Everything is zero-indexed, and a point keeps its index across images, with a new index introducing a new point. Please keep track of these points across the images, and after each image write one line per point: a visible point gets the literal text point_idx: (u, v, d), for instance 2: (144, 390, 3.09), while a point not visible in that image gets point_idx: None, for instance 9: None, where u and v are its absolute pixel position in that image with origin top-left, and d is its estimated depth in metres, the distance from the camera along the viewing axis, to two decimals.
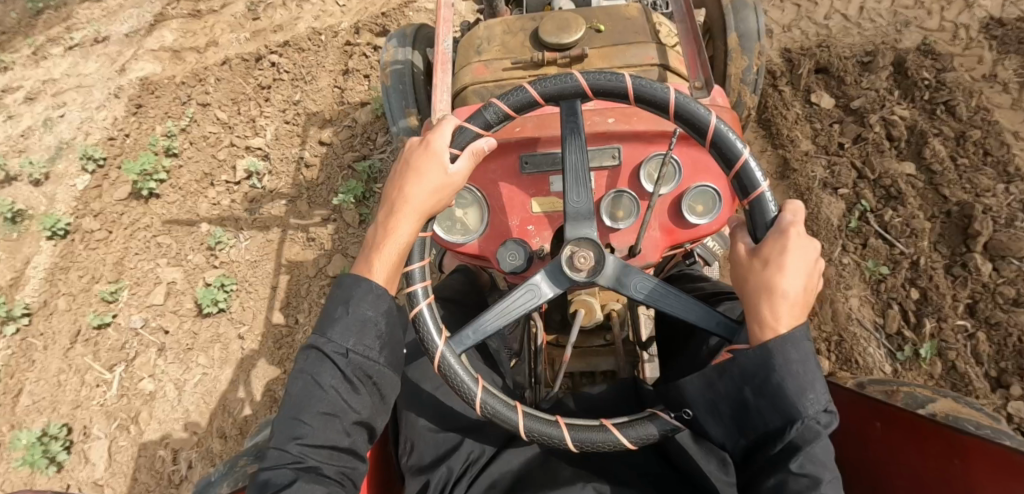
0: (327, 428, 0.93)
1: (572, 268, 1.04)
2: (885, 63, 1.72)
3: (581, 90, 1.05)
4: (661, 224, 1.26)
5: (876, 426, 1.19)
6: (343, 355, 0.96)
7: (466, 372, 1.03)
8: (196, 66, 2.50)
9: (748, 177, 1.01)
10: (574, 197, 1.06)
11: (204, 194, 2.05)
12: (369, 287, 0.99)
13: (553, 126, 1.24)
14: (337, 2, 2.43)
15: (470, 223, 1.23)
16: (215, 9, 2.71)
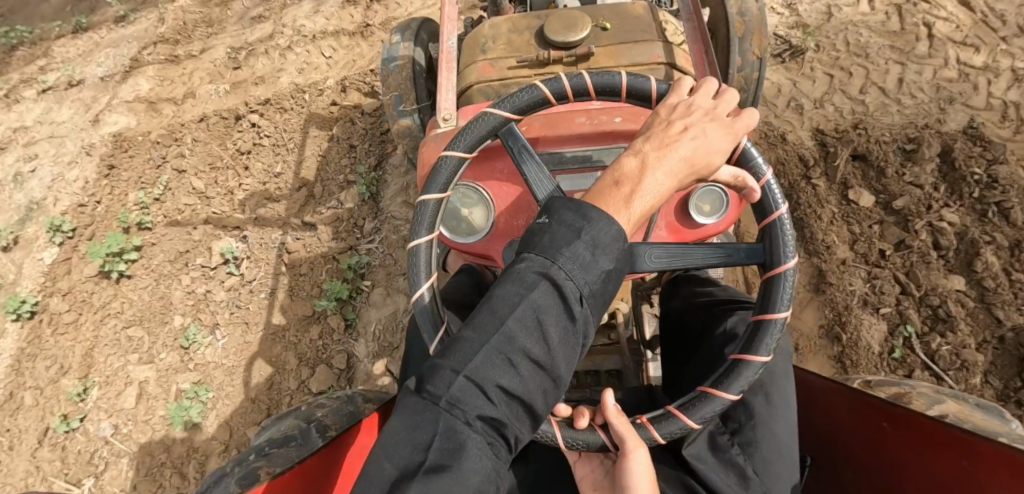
0: (530, 379, 0.73)
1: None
2: (931, 153, 1.54)
3: (625, 85, 0.99)
4: (669, 225, 1.13)
5: (882, 427, 1.05)
6: (575, 302, 0.75)
7: None
8: (173, 121, 2.33)
9: (777, 249, 0.91)
10: (653, 259, 0.92)
11: (178, 279, 1.88)
12: (616, 230, 0.78)
13: (563, 124, 1.14)
14: (323, 54, 2.25)
15: (475, 223, 1.10)
16: (193, 53, 2.53)
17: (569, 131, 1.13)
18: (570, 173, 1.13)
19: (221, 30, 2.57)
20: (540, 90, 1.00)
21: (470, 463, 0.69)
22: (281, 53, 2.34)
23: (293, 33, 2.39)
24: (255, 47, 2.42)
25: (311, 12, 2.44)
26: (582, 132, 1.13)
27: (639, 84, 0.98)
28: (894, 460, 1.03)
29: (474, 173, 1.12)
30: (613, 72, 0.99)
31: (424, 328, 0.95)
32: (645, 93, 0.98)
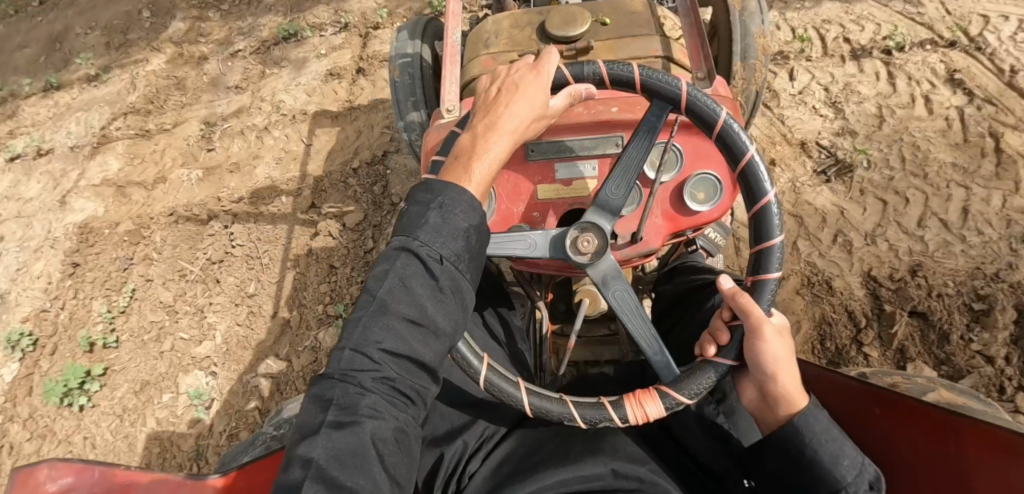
0: (418, 339, 0.78)
1: (571, 251, 0.93)
2: (1006, 319, 1.30)
3: (601, 73, 0.97)
4: (664, 213, 1.11)
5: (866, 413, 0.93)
6: (437, 262, 0.80)
7: (472, 350, 0.91)
8: (143, 211, 2.13)
9: (740, 170, 0.90)
10: (613, 188, 0.94)
11: (142, 417, 1.70)
12: (462, 194, 0.82)
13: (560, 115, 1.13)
14: (303, 141, 2.02)
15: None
16: (166, 126, 2.32)
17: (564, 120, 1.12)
18: (569, 162, 1.12)
19: (195, 100, 2.35)
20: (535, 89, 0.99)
21: (370, 421, 0.73)
22: (256, 136, 2.12)
23: (272, 109, 2.17)
24: (231, 124, 2.20)
25: (291, 84, 2.21)
26: (580, 123, 1.12)
27: (623, 73, 0.96)
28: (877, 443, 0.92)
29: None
30: (591, 62, 0.98)
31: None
32: (629, 80, 0.96)
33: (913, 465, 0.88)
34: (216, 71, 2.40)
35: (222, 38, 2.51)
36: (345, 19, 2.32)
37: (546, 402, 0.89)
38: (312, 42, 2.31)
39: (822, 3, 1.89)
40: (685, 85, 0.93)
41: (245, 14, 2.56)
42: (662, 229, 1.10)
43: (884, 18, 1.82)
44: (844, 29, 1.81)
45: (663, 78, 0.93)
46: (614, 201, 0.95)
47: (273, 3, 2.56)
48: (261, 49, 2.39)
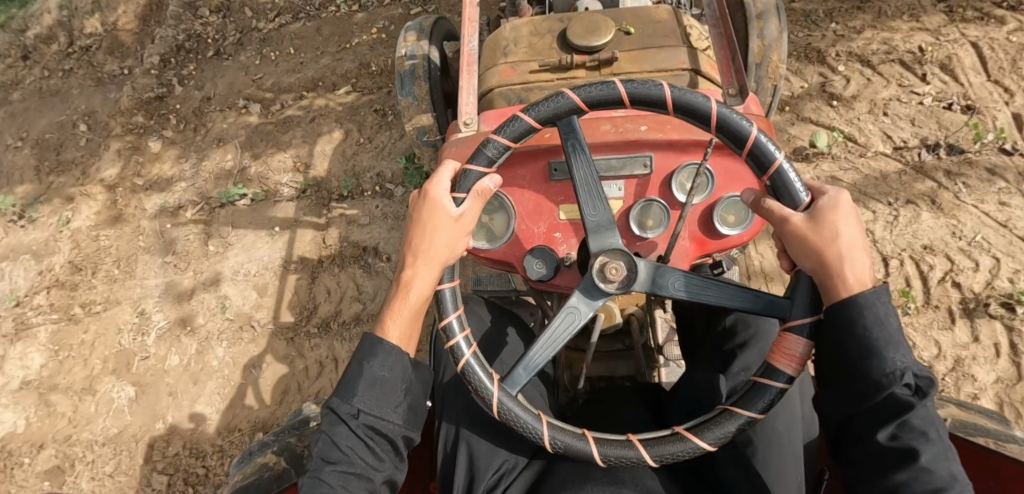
0: (356, 488, 0.77)
1: (599, 283, 0.84)
2: None
3: (669, 98, 0.84)
4: (693, 236, 1.00)
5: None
6: (356, 416, 0.80)
7: (529, 412, 0.84)
8: (65, 435, 1.76)
9: (790, 194, 0.81)
10: (590, 210, 0.87)
11: None
12: (388, 348, 0.83)
13: (589, 132, 1.00)
14: (253, 371, 1.66)
15: (496, 230, 1.03)
16: (97, 304, 1.93)
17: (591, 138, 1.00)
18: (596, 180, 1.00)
19: (129, 274, 1.94)
20: (475, 170, 0.89)
21: None
22: (197, 349, 1.74)
23: (215, 308, 1.79)
24: (169, 321, 1.82)
25: (237, 271, 1.81)
26: (613, 143, 1.00)
27: (695, 106, 0.84)
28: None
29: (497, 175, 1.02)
30: (656, 83, 0.84)
31: (467, 375, 0.85)
32: (657, 98, 0.84)
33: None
34: (155, 230, 1.99)
35: (162, 180, 2.07)
36: (304, 181, 1.89)
37: (621, 448, 0.79)
38: (264, 208, 1.89)
39: (919, 216, 1.50)
40: (719, 109, 0.83)
41: (190, 148, 2.12)
42: (691, 254, 1.00)
43: (999, 248, 1.44)
44: (951, 262, 1.44)
45: (705, 101, 0.84)
46: (603, 220, 0.87)
47: (220, 133, 2.09)
48: (204, 207, 1.96)
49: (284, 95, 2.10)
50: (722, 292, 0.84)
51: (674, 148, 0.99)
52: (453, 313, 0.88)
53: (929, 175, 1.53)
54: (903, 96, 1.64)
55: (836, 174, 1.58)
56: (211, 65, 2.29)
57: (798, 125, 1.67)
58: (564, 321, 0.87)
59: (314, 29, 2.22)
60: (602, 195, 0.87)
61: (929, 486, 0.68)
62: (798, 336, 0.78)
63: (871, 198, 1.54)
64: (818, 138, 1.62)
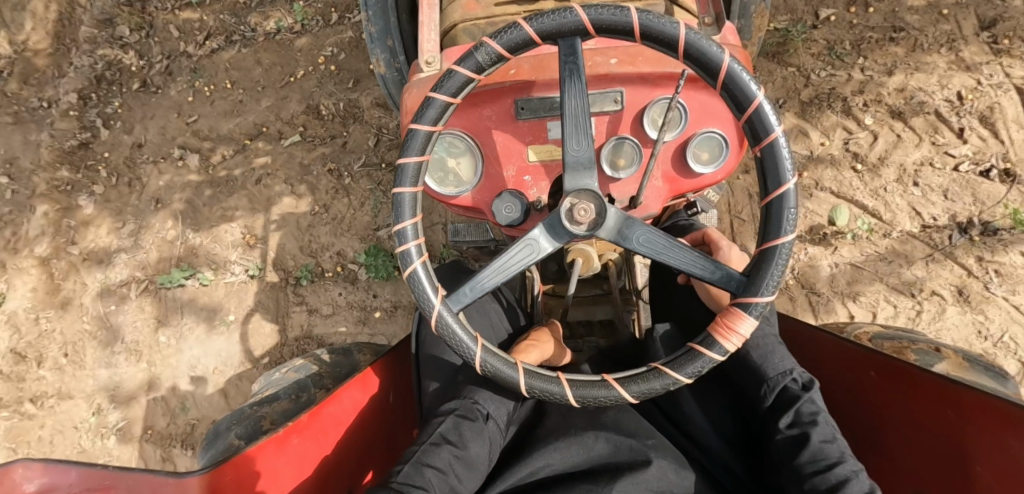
0: (461, 471, 0.81)
1: (568, 223, 0.81)
2: None
3: (683, 38, 0.75)
4: (665, 174, 0.93)
5: (871, 377, 0.95)
6: (484, 418, 0.87)
7: (465, 330, 0.82)
8: None
9: (775, 171, 0.76)
10: (573, 146, 0.80)
11: None
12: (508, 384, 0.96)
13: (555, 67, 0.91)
14: None
15: (462, 176, 0.95)
16: (49, 396, 1.78)
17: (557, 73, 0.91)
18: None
19: (80, 364, 1.79)
20: (461, 73, 0.80)
21: None
22: (161, 455, 1.71)
23: (176, 408, 1.74)
24: (128, 421, 1.74)
25: (194, 365, 1.76)
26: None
27: (705, 56, 0.75)
28: (882, 412, 0.93)
29: (461, 115, 0.93)
30: (673, 20, 0.75)
31: (414, 286, 0.83)
32: (668, 38, 0.75)
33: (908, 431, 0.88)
34: (101, 313, 1.82)
35: (100, 250, 1.88)
36: (256, 262, 1.80)
37: (545, 383, 0.79)
38: (214, 293, 1.81)
39: (944, 311, 1.48)
40: (724, 56, 0.75)
41: (125, 209, 1.91)
42: (661, 193, 0.94)
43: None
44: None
45: (706, 43, 0.75)
46: (585, 157, 0.80)
47: (158, 192, 1.91)
48: (148, 285, 1.83)
49: (222, 146, 1.93)
50: (682, 255, 0.80)
51: (646, 80, 0.90)
52: (411, 241, 0.83)
53: (958, 261, 1.49)
54: (937, 159, 1.54)
55: (855, 262, 1.55)
56: (138, 101, 2.01)
57: (817, 197, 1.60)
58: (520, 251, 0.84)
59: (252, 58, 1.99)
60: (589, 132, 0.80)
61: (822, 462, 0.74)
62: (748, 315, 0.76)
63: (892, 287, 1.51)
64: (839, 215, 1.57)
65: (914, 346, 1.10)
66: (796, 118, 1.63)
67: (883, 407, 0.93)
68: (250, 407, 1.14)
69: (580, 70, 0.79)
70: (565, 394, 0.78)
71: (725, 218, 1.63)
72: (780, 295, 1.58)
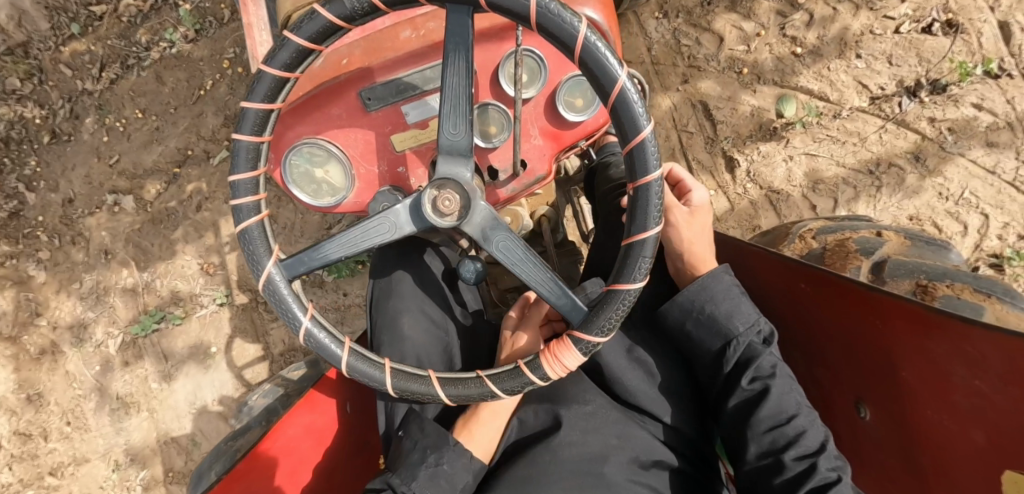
0: None
1: (433, 214, 0.79)
2: None
3: (582, 40, 0.69)
4: (543, 130, 0.90)
5: (803, 287, 0.94)
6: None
7: (298, 301, 0.84)
8: None
9: (643, 215, 0.74)
10: (449, 129, 0.76)
11: None
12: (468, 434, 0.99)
13: (389, 45, 0.86)
14: None
15: (335, 182, 0.91)
16: (67, 465, 1.82)
17: (392, 51, 0.86)
18: (419, 98, 0.87)
19: (84, 429, 1.81)
20: (324, 15, 0.74)
21: None
22: None
23: (189, 446, 1.78)
24: (149, 470, 1.79)
25: (193, 402, 1.78)
26: (416, 50, 0.86)
27: (602, 68, 0.70)
28: (822, 318, 0.94)
29: (311, 121, 0.88)
30: (576, 17, 0.69)
31: (245, 243, 0.83)
32: (562, 38, 0.70)
33: (850, 337, 0.90)
34: (87, 375, 1.82)
35: (67, 315, 1.85)
36: (221, 289, 1.78)
37: (365, 366, 0.83)
38: (190, 329, 1.80)
39: (904, 180, 1.46)
40: (621, 72, 0.71)
41: (77, 269, 1.86)
42: (543, 150, 0.91)
43: (987, 201, 1.42)
44: (938, 230, 1.43)
45: (600, 48, 0.70)
46: (461, 142, 0.77)
47: (104, 243, 1.86)
48: (124, 338, 1.81)
49: (152, 180, 1.86)
50: (535, 273, 0.80)
51: (490, 36, 0.84)
52: (246, 195, 0.81)
53: (912, 127, 1.46)
54: (878, 25, 1.47)
55: (810, 151, 1.51)
56: (54, 154, 1.91)
57: (761, 90, 1.53)
58: (380, 226, 0.82)
59: (155, 78, 1.87)
60: (468, 115, 0.76)
61: (781, 416, 0.88)
62: (575, 349, 0.78)
63: (849, 169, 1.49)
64: (787, 106, 1.52)
65: (856, 235, 1.07)
66: (727, 12, 1.54)
67: (823, 314, 0.93)
68: (226, 442, 1.16)
69: (469, 44, 0.73)
70: (384, 381, 0.82)
71: (673, 134, 1.58)
72: (742, 201, 1.54)
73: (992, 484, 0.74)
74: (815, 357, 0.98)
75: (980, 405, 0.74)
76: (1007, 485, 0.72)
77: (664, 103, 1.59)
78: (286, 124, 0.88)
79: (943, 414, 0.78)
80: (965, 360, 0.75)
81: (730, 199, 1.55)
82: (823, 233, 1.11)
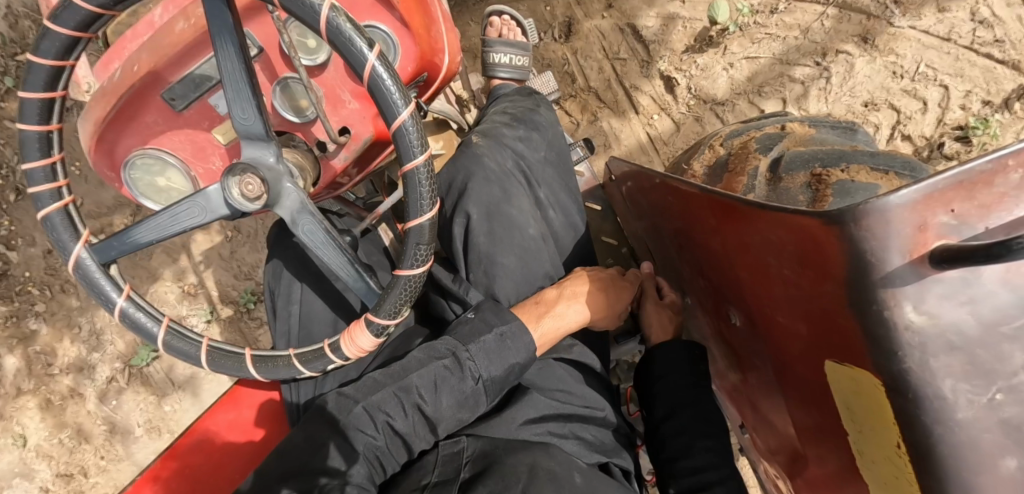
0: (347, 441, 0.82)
1: (238, 202, 0.74)
2: None
3: (324, 23, 0.69)
4: (355, 92, 0.91)
5: (677, 200, 0.87)
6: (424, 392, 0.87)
7: (112, 282, 0.82)
8: None
9: (414, 203, 0.77)
10: (239, 114, 0.75)
11: None
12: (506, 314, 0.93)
13: (166, 42, 0.81)
14: None
15: (180, 187, 0.93)
16: None
17: (172, 49, 0.81)
18: (218, 89, 0.87)
19: (117, 458, 1.92)
20: (80, 5, 0.69)
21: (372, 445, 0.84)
22: None
23: None
24: None
25: None
26: (193, 40, 0.81)
27: (348, 49, 0.71)
28: (697, 235, 0.85)
29: (132, 133, 0.88)
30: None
31: (49, 229, 0.81)
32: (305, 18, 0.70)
33: (710, 245, 0.81)
34: (106, 408, 1.93)
35: (75, 359, 1.94)
36: (204, 307, 1.80)
37: (181, 344, 0.83)
38: None
39: (854, 67, 1.37)
40: (370, 55, 0.71)
41: (74, 313, 1.94)
42: (360, 111, 0.92)
43: (945, 72, 1.32)
44: (896, 112, 1.35)
45: (345, 29, 0.70)
46: (256, 128, 0.76)
47: None
48: (131, 370, 1.94)
49: None
50: (331, 252, 0.82)
51: (259, 9, 0.82)
52: (40, 183, 0.79)
53: (855, 8, 1.37)
54: None
55: (750, 54, 1.43)
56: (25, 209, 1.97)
57: (690, 3, 1.46)
58: (191, 211, 0.78)
59: None
60: (253, 97, 0.74)
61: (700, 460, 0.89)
62: (365, 330, 0.81)
63: (793, 65, 1.41)
64: (720, 11, 1.39)
65: (759, 133, 1.04)
66: None
67: (695, 227, 0.85)
68: None
69: (232, 28, 0.72)
70: (198, 357, 0.83)
71: (605, 65, 1.52)
72: (686, 121, 1.48)
73: (820, 375, 0.65)
74: (705, 274, 0.89)
75: (788, 293, 0.64)
76: (830, 376, 0.63)
77: (591, 34, 1.52)
78: (110, 138, 0.87)
79: (768, 305, 0.70)
80: (773, 251, 0.65)
81: (675, 120, 1.48)
82: (730, 138, 1.09)
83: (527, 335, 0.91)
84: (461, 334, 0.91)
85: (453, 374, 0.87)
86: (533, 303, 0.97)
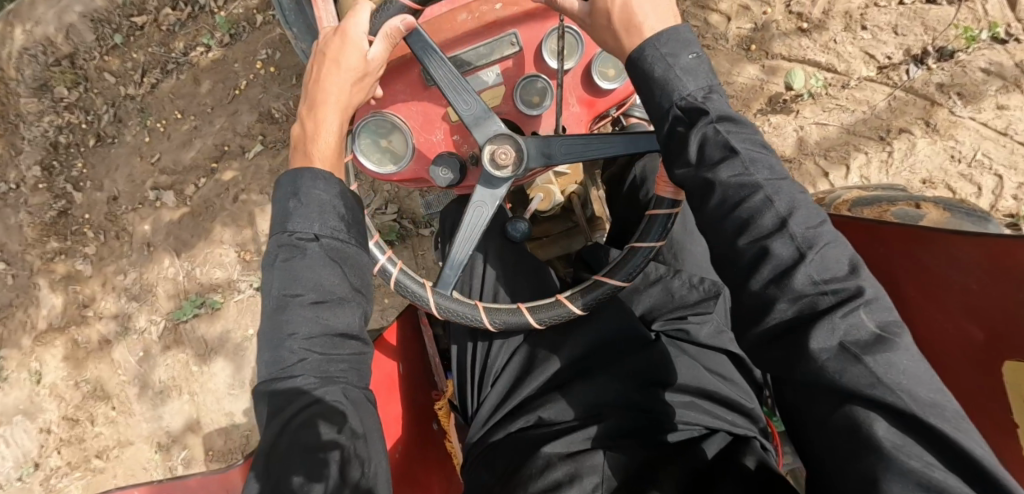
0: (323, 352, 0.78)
1: (491, 165, 0.91)
2: None
3: None
4: (580, 99, 1.03)
5: None
6: (313, 242, 0.80)
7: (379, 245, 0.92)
8: None
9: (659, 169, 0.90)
10: (462, 106, 0.90)
11: None
12: (313, 173, 0.83)
13: (444, 27, 0.96)
14: None
15: (397, 151, 1.02)
16: (112, 448, 1.91)
17: (449, 33, 0.96)
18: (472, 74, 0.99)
19: (129, 413, 1.91)
20: None
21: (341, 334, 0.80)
22: None
23: (227, 424, 1.86)
24: (189, 450, 1.87)
25: (231, 384, 1.86)
26: (471, 31, 0.97)
27: None
28: None
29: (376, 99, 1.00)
30: None
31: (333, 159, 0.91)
32: None
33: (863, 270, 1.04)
34: (131, 361, 1.92)
35: (111, 307, 1.95)
36: (257, 274, 1.89)
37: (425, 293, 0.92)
38: (228, 313, 1.89)
39: (915, 145, 1.49)
40: None
41: (122, 260, 1.97)
42: (582, 118, 1.04)
43: (1001, 163, 1.44)
44: (952, 192, 1.46)
45: None
46: (476, 110, 0.91)
47: (147, 237, 1.96)
48: (164, 326, 1.91)
49: (191, 176, 1.96)
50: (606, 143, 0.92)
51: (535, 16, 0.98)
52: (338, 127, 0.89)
53: (921, 94, 1.49)
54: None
55: (820, 120, 1.55)
56: (99, 156, 2.03)
57: (770, 66, 1.58)
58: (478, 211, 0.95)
59: (191, 81, 1.99)
60: (469, 88, 0.90)
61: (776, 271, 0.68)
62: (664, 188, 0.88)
63: (860, 136, 1.52)
64: (795, 79, 1.55)
65: (895, 207, 1.15)
66: None
67: None
68: None
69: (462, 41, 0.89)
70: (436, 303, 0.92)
71: None
72: None
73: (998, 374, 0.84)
74: None
75: (972, 301, 0.86)
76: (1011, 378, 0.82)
77: None
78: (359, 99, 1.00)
79: (940, 319, 0.91)
80: (949, 263, 0.89)
81: None
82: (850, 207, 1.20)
83: (314, 171, 0.83)
84: (278, 221, 0.82)
85: (297, 257, 0.80)
86: (299, 145, 0.87)
